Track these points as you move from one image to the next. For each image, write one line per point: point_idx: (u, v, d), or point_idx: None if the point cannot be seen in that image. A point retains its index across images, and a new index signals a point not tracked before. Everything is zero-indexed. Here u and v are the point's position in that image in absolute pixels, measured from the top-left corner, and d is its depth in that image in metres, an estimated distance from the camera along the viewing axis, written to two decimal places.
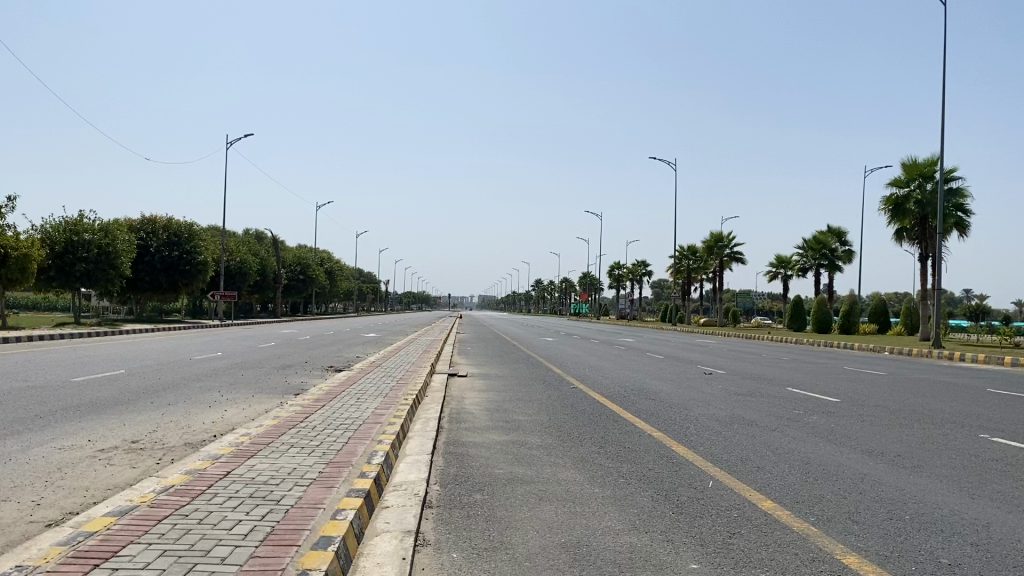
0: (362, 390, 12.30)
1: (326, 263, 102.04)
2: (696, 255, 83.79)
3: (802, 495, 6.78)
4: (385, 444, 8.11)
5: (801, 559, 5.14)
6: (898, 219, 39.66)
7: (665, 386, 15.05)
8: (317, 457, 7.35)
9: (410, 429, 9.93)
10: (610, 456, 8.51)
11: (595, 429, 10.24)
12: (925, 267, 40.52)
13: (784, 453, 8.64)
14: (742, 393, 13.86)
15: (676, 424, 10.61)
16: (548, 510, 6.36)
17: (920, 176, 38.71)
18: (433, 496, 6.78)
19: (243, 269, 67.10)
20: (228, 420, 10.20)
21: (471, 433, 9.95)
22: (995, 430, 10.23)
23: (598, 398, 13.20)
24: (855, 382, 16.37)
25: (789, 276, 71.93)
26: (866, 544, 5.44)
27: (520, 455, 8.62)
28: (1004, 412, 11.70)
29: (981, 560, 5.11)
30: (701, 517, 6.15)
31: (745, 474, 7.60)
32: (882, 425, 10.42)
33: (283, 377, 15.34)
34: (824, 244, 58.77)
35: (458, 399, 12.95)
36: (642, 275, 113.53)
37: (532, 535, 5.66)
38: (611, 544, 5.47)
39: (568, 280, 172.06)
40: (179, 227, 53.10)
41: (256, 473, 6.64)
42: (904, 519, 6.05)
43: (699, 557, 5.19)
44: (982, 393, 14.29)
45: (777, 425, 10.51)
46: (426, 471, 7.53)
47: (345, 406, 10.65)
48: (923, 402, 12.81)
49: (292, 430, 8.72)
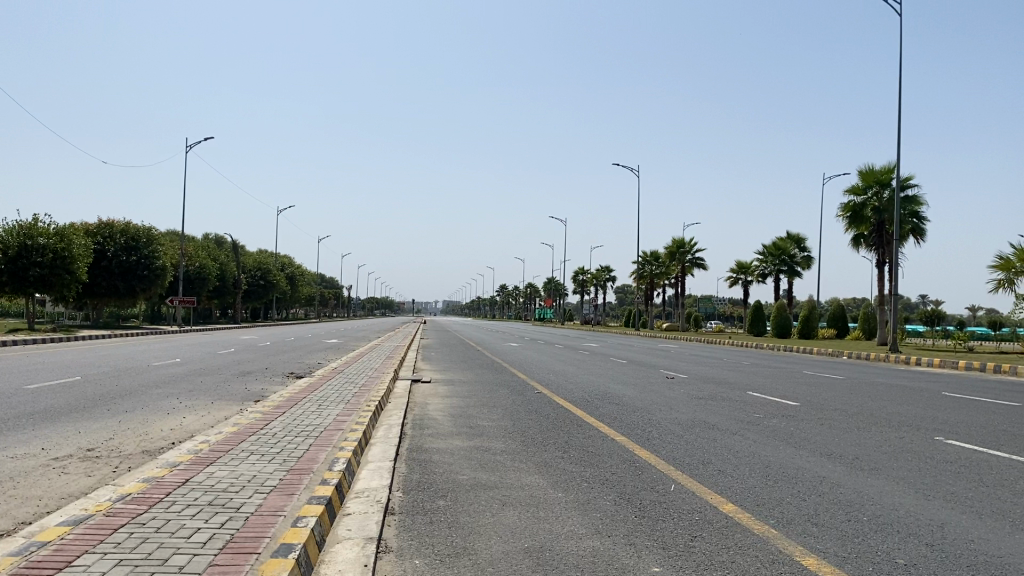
0: (323, 395, 12.17)
1: (286, 269, 101.10)
2: (658, 261, 84.54)
3: (762, 498, 6.86)
4: (346, 450, 8.06)
5: (762, 561, 5.19)
6: (856, 226, 40.27)
7: (628, 391, 15.13)
8: (278, 464, 7.27)
9: (373, 436, 9.88)
10: (573, 461, 8.55)
11: (558, 434, 10.26)
12: (882, 272, 41.17)
13: (745, 456, 8.73)
14: (704, 398, 13.98)
15: (638, 428, 10.67)
16: (511, 514, 6.36)
17: (877, 184, 39.34)
18: (395, 502, 6.76)
19: (203, 274, 66.22)
20: (186, 427, 10.07)
21: (434, 439, 9.92)
22: (950, 433, 10.42)
23: (561, 403, 13.23)
24: (813, 386, 16.61)
25: (751, 281, 72.72)
26: (824, 546, 5.51)
27: (484, 460, 8.61)
28: (959, 415, 11.95)
29: (936, 560, 5.20)
30: (662, 520, 6.20)
31: (706, 478, 7.67)
32: (842, 429, 10.56)
33: (243, 383, 15.17)
34: (783, 249, 59.59)
35: (422, 405, 12.91)
36: (606, 279, 114.17)
37: (496, 540, 5.66)
38: (574, 548, 5.48)
39: (532, 286, 172.31)
40: (137, 231, 52.35)
41: (215, 480, 6.57)
42: (862, 521, 6.15)
43: (661, 560, 5.22)
44: (936, 397, 14.56)
45: (738, 428, 10.61)
46: (388, 478, 7.49)
47: (306, 413, 10.56)
48: (880, 405, 13.08)
49: (252, 438, 8.62)
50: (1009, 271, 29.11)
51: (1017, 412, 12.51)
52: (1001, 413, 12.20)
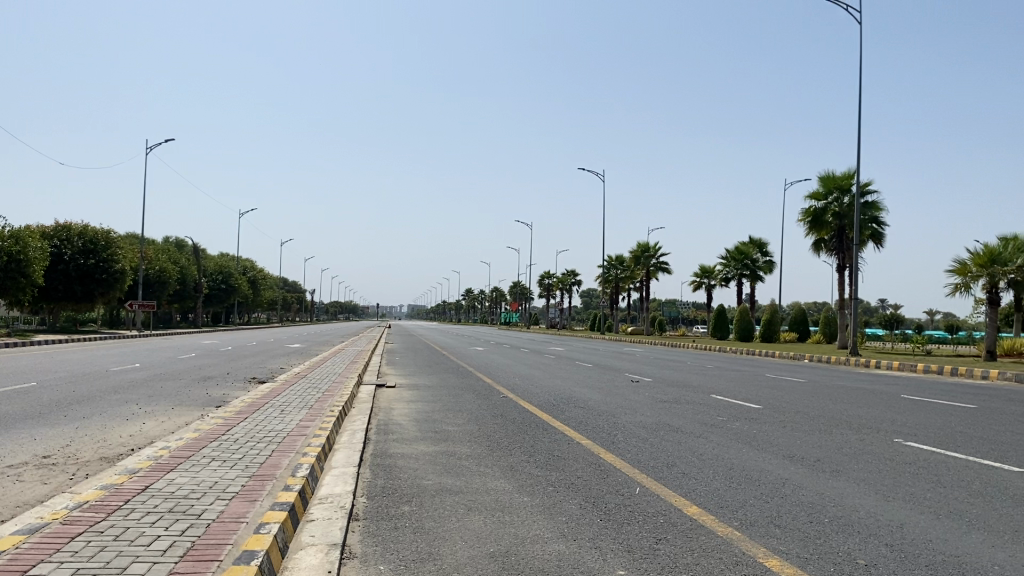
0: (286, 401, 12.06)
1: (249, 274, 100.00)
2: (623, 264, 85.07)
3: (725, 500, 6.92)
4: (310, 457, 7.96)
5: (726, 563, 5.23)
6: (817, 230, 40.82)
7: (593, 394, 15.18)
8: (240, 470, 7.17)
9: (337, 441, 9.79)
10: (539, 464, 8.56)
11: (524, 438, 10.27)
12: (842, 277, 41.74)
13: (709, 458, 8.80)
14: (668, 401, 14.07)
15: (604, 431, 10.71)
16: (476, 519, 6.34)
17: (837, 190, 39.96)
18: (360, 508, 6.69)
19: (163, 278, 65.29)
20: (146, 433, 9.89)
21: (399, 444, 9.85)
22: (909, 434, 10.59)
23: (527, 407, 13.22)
24: (776, 389, 16.80)
25: (714, 285, 73.42)
26: (787, 546, 5.57)
27: (449, 465, 8.58)
28: (917, 417, 12.16)
29: (896, 560, 5.28)
30: (628, 524, 6.20)
31: (671, 480, 7.70)
32: (803, 431, 10.68)
33: (204, 389, 14.96)
34: (746, 254, 60.34)
35: (387, 409, 12.84)
36: (572, 284, 114.58)
37: (460, 546, 5.63)
38: (539, 553, 5.47)
39: (498, 291, 172.40)
40: (95, 233, 51.39)
41: (176, 487, 6.45)
42: (824, 522, 6.22)
43: (626, 563, 5.24)
44: (896, 400, 14.80)
45: (702, 431, 10.70)
46: (352, 484, 7.41)
47: (268, 418, 10.42)
48: (840, 407, 13.29)
49: (213, 444, 8.48)
50: (965, 276, 29.66)
51: (973, 413, 12.78)
52: (957, 415, 12.48)
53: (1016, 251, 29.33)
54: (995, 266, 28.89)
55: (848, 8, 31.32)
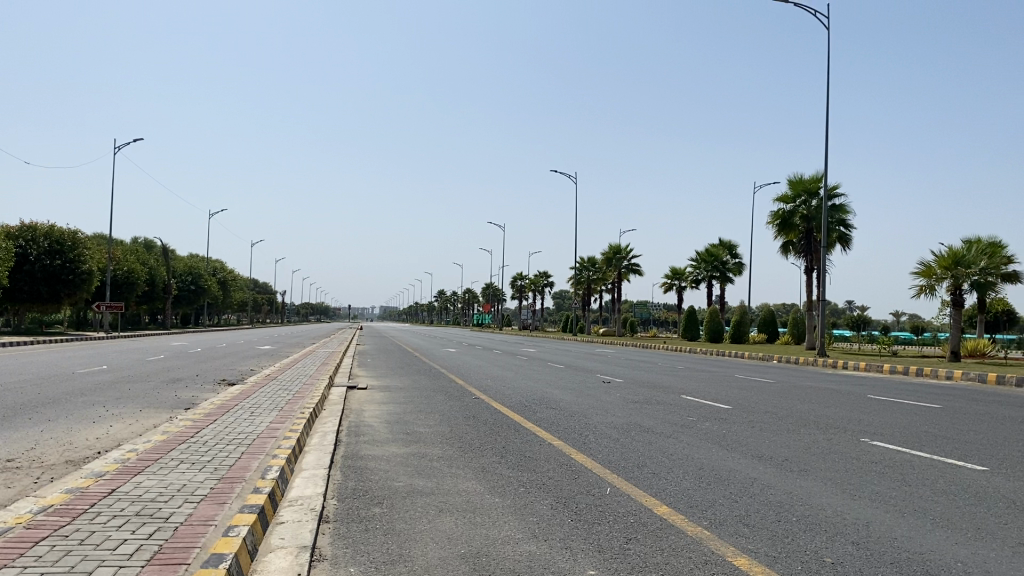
0: (256, 403, 11.97)
1: (219, 275, 99.11)
2: (596, 266, 85.49)
3: (694, 499, 6.97)
4: (280, 459, 7.92)
5: (695, 562, 5.28)
6: (785, 233, 41.29)
7: (565, 396, 15.21)
8: (209, 473, 7.11)
9: (307, 443, 9.73)
10: (511, 465, 8.58)
11: (496, 439, 10.29)
12: (810, 279, 42.20)
13: (678, 458, 8.89)
14: (639, 401, 14.14)
15: (576, 432, 10.76)
16: (447, 521, 6.34)
17: (805, 193, 40.39)
18: (330, 510, 6.67)
19: (131, 279, 64.52)
20: (113, 436, 9.78)
21: (370, 446, 9.82)
22: (874, 434, 10.76)
23: (499, 408, 13.25)
24: (745, 389, 16.98)
25: (684, 287, 73.96)
26: (755, 545, 5.63)
27: (419, 466, 8.57)
28: (882, 417, 12.36)
29: (862, 558, 5.35)
30: (598, 524, 6.24)
31: (642, 480, 7.75)
32: (771, 431, 10.80)
33: (173, 391, 14.81)
34: (716, 256, 60.86)
35: (357, 411, 12.80)
36: (544, 285, 114.81)
37: (431, 547, 5.64)
38: (509, 553, 5.49)
39: (471, 292, 172.40)
40: (62, 234, 50.66)
41: (143, 490, 6.40)
42: (792, 521, 6.29)
43: (597, 563, 5.26)
44: (862, 400, 15.03)
45: (672, 431, 10.80)
46: (323, 486, 7.38)
47: (238, 420, 10.35)
48: (808, 407, 13.46)
49: (181, 446, 8.41)
50: (930, 278, 30.11)
51: (938, 413, 12.98)
52: (922, 415, 12.66)
53: (980, 254, 29.82)
54: (959, 268, 29.39)
55: (816, 13, 31.56)
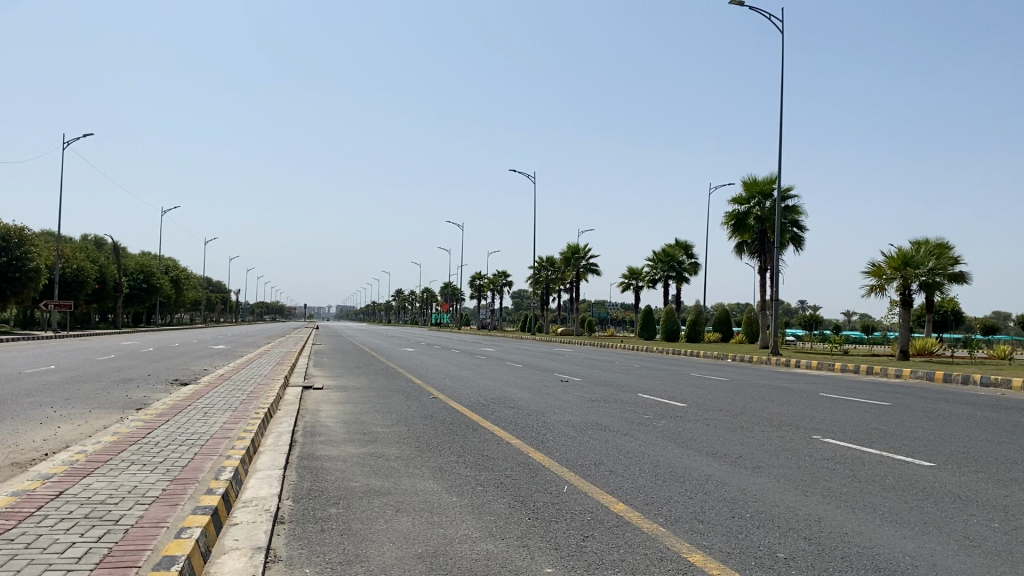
0: (210, 403, 11.79)
1: (172, 273, 97.61)
2: (554, 266, 85.88)
3: (650, 497, 7.03)
4: (234, 459, 7.81)
5: (650, 559, 5.32)
6: (739, 233, 41.84)
7: (523, 394, 15.20)
8: (160, 474, 7.00)
9: (261, 444, 9.59)
10: (468, 464, 8.56)
11: (453, 438, 10.26)
12: (764, 279, 42.82)
13: (635, 456, 8.98)
14: (597, 400, 14.22)
15: (533, 430, 10.79)
16: (405, 520, 6.31)
17: (759, 194, 40.99)
18: (285, 511, 6.60)
19: (80, 278, 63.16)
20: (61, 437, 9.58)
21: (326, 446, 9.74)
22: (826, 431, 10.95)
23: (457, 407, 13.24)
24: (701, 387, 17.19)
25: (641, 287, 74.58)
26: (709, 541, 5.71)
27: (376, 467, 8.52)
28: (835, 414, 12.58)
29: (813, 553, 5.44)
30: (556, 521, 6.27)
31: (598, 478, 7.81)
32: (726, 428, 10.95)
33: (123, 391, 14.53)
34: (672, 256, 61.48)
35: (313, 411, 12.66)
36: (503, 285, 114.90)
37: (388, 547, 5.61)
38: (466, 552, 5.48)
39: (428, 292, 171.99)
40: (8, 231, 49.41)
41: (92, 492, 6.26)
42: (745, 517, 6.38)
43: (554, 560, 5.28)
44: (814, 398, 15.29)
45: (628, 429, 10.89)
46: (278, 487, 7.30)
47: (191, 421, 10.20)
48: (762, 405, 13.65)
49: (132, 447, 8.28)
50: (880, 278, 30.69)
51: (886, 411, 13.23)
52: (872, 413, 12.87)
53: (928, 255, 30.49)
54: (908, 269, 30.04)
55: (771, 17, 32.04)
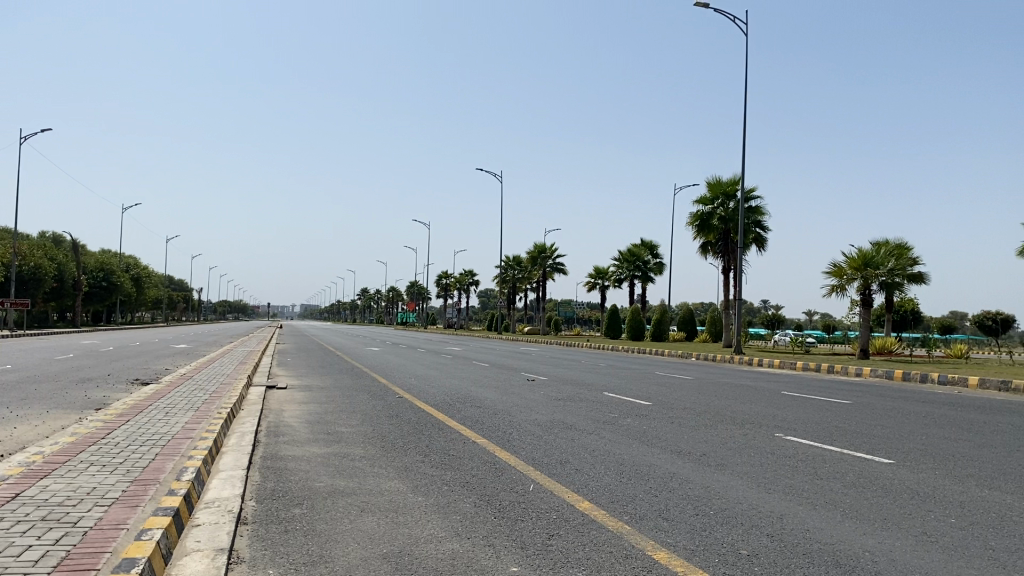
0: (171, 403, 11.62)
1: (132, 270, 96.06)
2: (521, 265, 85.96)
3: (616, 495, 7.07)
4: (195, 460, 7.71)
5: (616, 557, 5.34)
6: (704, 234, 42.19)
7: (489, 394, 15.18)
8: (120, 475, 6.88)
9: (224, 444, 9.49)
10: (434, 464, 8.53)
11: (419, 437, 10.22)
12: (728, 279, 43.25)
13: (600, 454, 9.02)
14: (563, 399, 14.27)
15: (500, 429, 10.78)
16: (369, 521, 6.28)
17: (723, 195, 41.48)
18: (248, 511, 6.53)
19: (38, 275, 62.01)
20: (16, 438, 9.37)
21: (290, 446, 9.64)
22: (789, 429, 11.07)
23: (422, 407, 13.19)
24: (665, 386, 17.32)
25: (607, 287, 74.92)
26: (674, 538, 5.76)
27: (341, 467, 8.44)
28: (797, 412, 12.74)
29: (776, 550, 5.51)
30: (522, 520, 6.28)
31: (564, 477, 7.83)
32: (690, 426, 11.04)
33: (82, 391, 14.26)
34: (638, 256, 61.84)
35: (277, 411, 12.53)
36: (470, 284, 114.74)
37: (353, 547, 5.57)
38: (432, 552, 5.46)
39: (394, 290, 171.25)
40: None
41: (49, 494, 6.13)
42: (709, 514, 6.44)
43: (520, 559, 5.28)
44: (777, 396, 15.47)
45: (594, 428, 10.93)
46: (240, 487, 7.21)
47: (151, 421, 10.04)
48: (726, 403, 13.79)
49: (91, 448, 8.12)
50: (841, 278, 31.13)
51: (847, 409, 13.43)
52: (833, 411, 13.07)
53: (888, 255, 30.99)
54: (868, 269, 30.52)
55: (735, 19, 32.34)
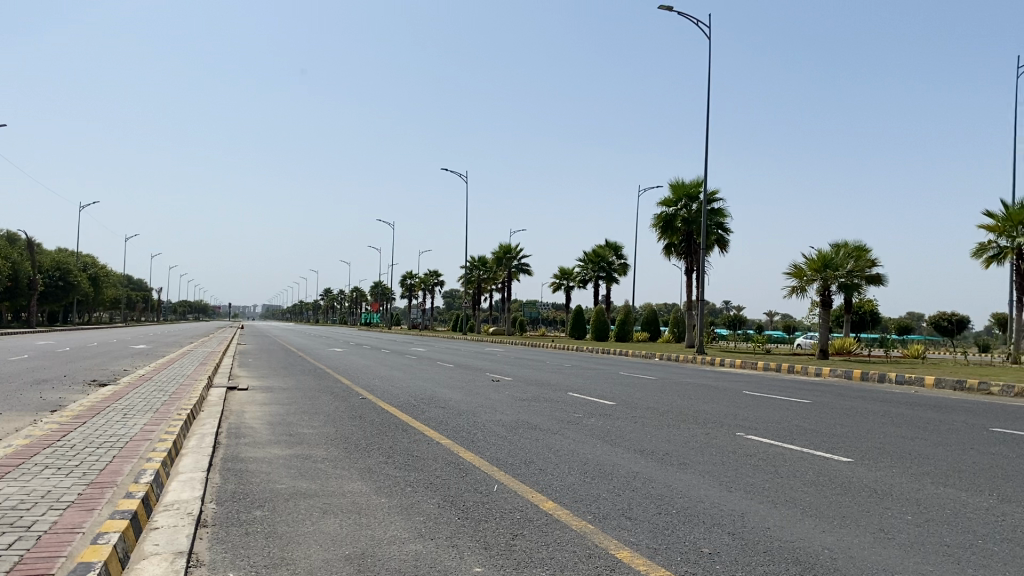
0: (129, 405, 11.40)
1: (89, 270, 94.59)
2: (486, 265, 85.95)
3: (579, 494, 7.09)
4: (154, 462, 7.58)
5: (579, 556, 5.35)
6: (667, 235, 42.54)
7: (453, 394, 15.13)
8: (76, 478, 6.74)
9: (184, 445, 9.38)
10: (397, 465, 8.49)
11: (383, 439, 10.14)
12: (691, 280, 43.64)
13: (564, 454, 9.03)
14: (527, 399, 14.28)
15: (463, 430, 10.75)
16: (332, 522, 6.22)
17: (686, 197, 41.84)
18: (208, 514, 6.44)
19: None
20: None
21: (251, 448, 9.52)
22: (750, 428, 11.20)
23: (386, 408, 13.10)
24: (629, 386, 17.44)
25: (572, 287, 75.20)
26: (636, 537, 5.79)
27: (304, 468, 8.35)
28: (758, 412, 12.89)
29: (737, 548, 5.57)
30: (486, 521, 6.26)
31: (528, 477, 7.84)
32: (653, 426, 11.10)
33: (37, 392, 13.95)
34: (603, 256, 62.10)
35: (238, 412, 12.40)
36: (434, 284, 114.54)
37: (315, 549, 5.52)
38: (396, 553, 5.43)
39: (358, 290, 170.37)
40: None
41: (1, 498, 5.99)
42: (672, 514, 6.47)
43: (483, 560, 5.27)
44: (738, 396, 15.63)
45: (558, 428, 10.96)
46: (201, 489, 7.12)
47: (108, 423, 9.85)
48: (688, 403, 13.90)
49: (46, 450, 7.94)
50: (801, 279, 31.56)
51: (807, 408, 13.61)
52: (793, 410, 13.23)
53: (847, 257, 31.52)
54: (828, 270, 30.99)
55: (699, 23, 32.83)
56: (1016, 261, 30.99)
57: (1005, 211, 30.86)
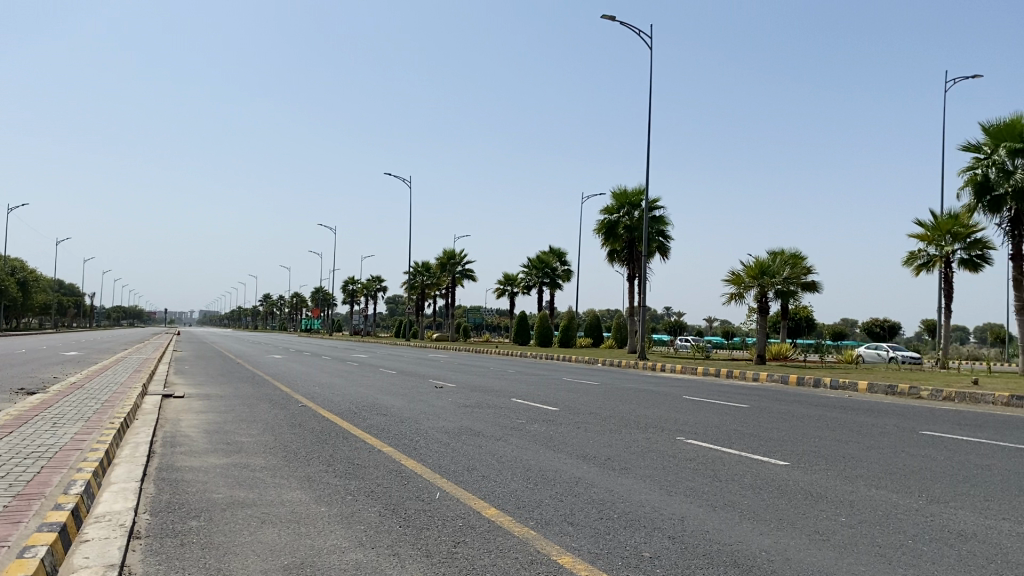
0: (58, 413, 11.05)
1: (17, 275, 91.26)
2: (430, 272, 85.44)
3: (522, 501, 7.09)
4: (85, 473, 7.36)
5: (522, 562, 5.35)
6: (610, 242, 42.92)
7: (396, 401, 15.02)
8: (2, 490, 6.50)
9: (116, 455, 9.13)
10: (338, 473, 8.38)
11: (323, 447, 10.00)
12: (632, 286, 44.07)
13: (508, 461, 9.01)
14: (470, 406, 14.25)
15: (405, 438, 10.67)
16: (270, 532, 6.11)
17: (628, 205, 42.28)
18: (141, 525, 6.27)
19: None
20: None
21: (187, 457, 9.29)
22: (690, 432, 11.35)
23: (326, 416, 12.92)
24: (572, 392, 17.52)
25: (516, 293, 75.28)
26: (578, 543, 5.79)
27: (242, 477, 8.19)
28: (699, 416, 13.05)
29: (677, 551, 5.63)
30: (427, 528, 6.23)
31: (471, 484, 7.81)
32: (595, 431, 11.17)
33: None
34: (546, 263, 62.32)
35: (174, 421, 12.09)
36: (377, 290, 113.40)
37: (252, 560, 5.41)
38: (336, 562, 5.36)
39: (298, 296, 167.78)
40: None
41: None
42: (614, 518, 6.51)
43: (425, 568, 5.24)
44: (679, 400, 15.85)
45: (501, 434, 10.95)
46: (134, 500, 6.93)
47: (35, 432, 9.52)
48: (630, 408, 14.03)
49: None
50: (739, 286, 32.26)
51: (745, 413, 13.85)
52: (732, 415, 13.43)
53: (784, 264, 32.07)
54: (765, 277, 31.66)
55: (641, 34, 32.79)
56: (945, 269, 32.05)
57: (935, 220, 31.84)
